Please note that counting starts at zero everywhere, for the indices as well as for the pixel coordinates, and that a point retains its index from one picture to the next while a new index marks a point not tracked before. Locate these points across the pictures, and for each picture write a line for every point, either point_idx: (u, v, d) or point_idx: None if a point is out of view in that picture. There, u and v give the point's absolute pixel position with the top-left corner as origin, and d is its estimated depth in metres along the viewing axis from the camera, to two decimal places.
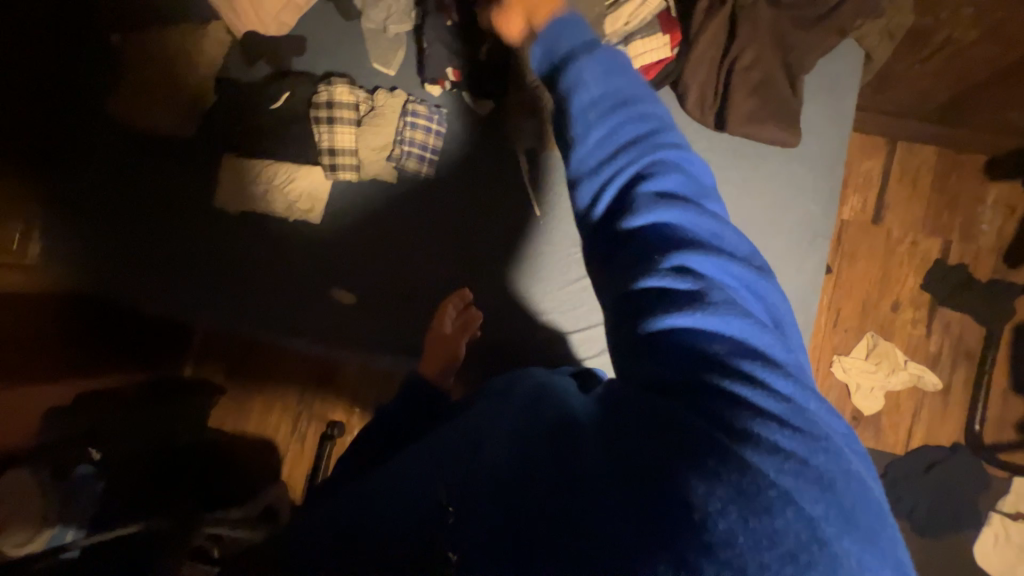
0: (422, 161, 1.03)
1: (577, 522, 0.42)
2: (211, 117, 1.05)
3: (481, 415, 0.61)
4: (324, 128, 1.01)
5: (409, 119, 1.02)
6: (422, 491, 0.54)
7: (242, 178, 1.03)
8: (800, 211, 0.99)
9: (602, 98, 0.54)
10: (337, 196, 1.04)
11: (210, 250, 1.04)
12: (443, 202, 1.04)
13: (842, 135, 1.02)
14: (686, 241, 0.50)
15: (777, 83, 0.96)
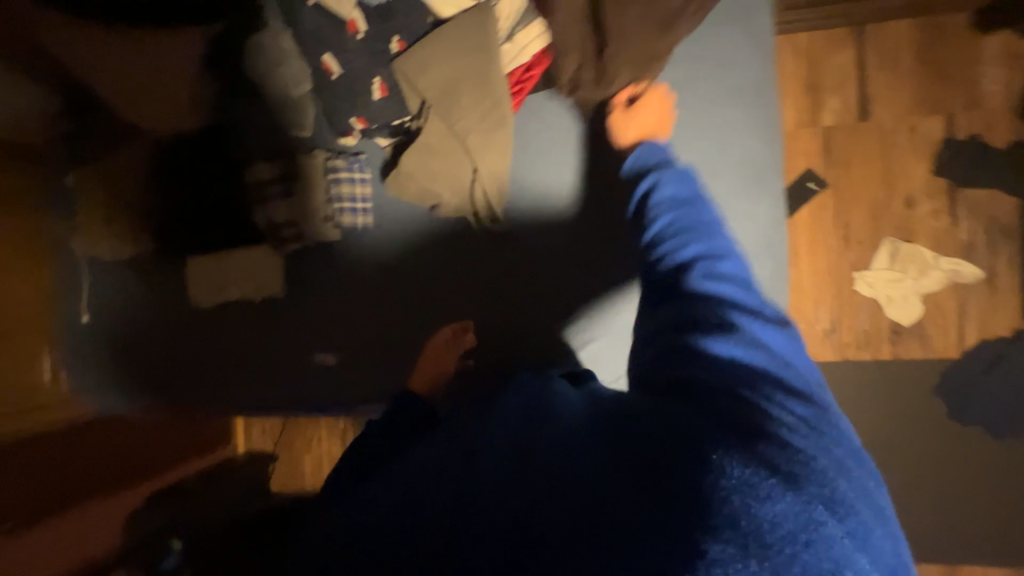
0: (355, 213, 1.09)
1: (597, 499, 0.47)
2: (162, 226, 1.11)
3: (459, 439, 0.65)
4: (260, 210, 1.09)
5: (331, 176, 1.07)
6: (428, 518, 0.55)
7: (207, 276, 1.13)
8: (733, 155, 1.05)
9: (674, 193, 0.85)
10: (290, 269, 1.12)
11: (210, 341, 1.15)
12: (389, 247, 1.10)
13: (758, 60, 1.05)
14: (733, 307, 0.67)
15: (680, 25, 0.99)
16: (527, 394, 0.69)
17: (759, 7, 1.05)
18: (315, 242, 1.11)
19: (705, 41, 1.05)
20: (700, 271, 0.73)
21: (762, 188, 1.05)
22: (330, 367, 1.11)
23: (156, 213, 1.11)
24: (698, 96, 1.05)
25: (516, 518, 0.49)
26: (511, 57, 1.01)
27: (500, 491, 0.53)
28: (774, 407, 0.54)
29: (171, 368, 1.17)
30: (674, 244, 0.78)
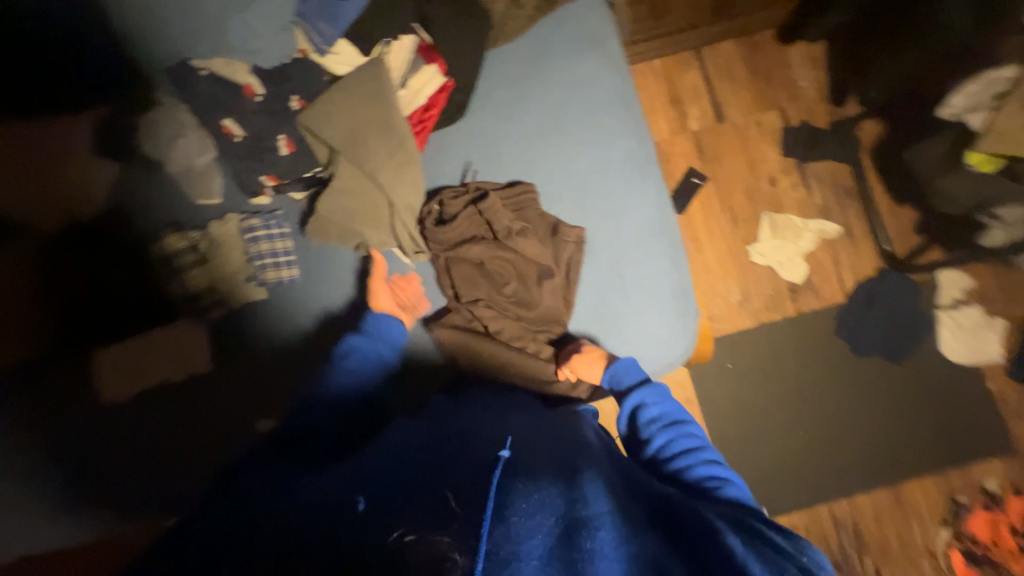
0: (279, 266, 1.12)
1: (587, 521, 0.63)
2: (55, 322, 1.07)
3: (486, 441, 0.80)
4: (171, 280, 1.10)
5: (249, 235, 1.12)
6: (433, 488, 0.66)
7: (113, 361, 1.07)
8: (613, 154, 1.21)
9: (659, 411, 1.02)
10: (205, 338, 1.09)
11: (115, 434, 1.07)
12: (315, 295, 1.13)
13: (612, 73, 1.25)
14: (718, 483, 0.92)
15: (546, 61, 1.24)
16: (439, 441, 0.82)
17: (603, 30, 1.26)
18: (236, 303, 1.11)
19: (565, 62, 1.23)
20: (700, 492, 0.91)
21: (643, 181, 1.22)
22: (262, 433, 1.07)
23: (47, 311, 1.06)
24: (574, 108, 1.23)
25: (541, 512, 0.62)
26: (409, 99, 1.16)
27: (541, 488, 0.67)
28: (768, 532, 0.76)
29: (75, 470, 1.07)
30: (667, 444, 0.98)
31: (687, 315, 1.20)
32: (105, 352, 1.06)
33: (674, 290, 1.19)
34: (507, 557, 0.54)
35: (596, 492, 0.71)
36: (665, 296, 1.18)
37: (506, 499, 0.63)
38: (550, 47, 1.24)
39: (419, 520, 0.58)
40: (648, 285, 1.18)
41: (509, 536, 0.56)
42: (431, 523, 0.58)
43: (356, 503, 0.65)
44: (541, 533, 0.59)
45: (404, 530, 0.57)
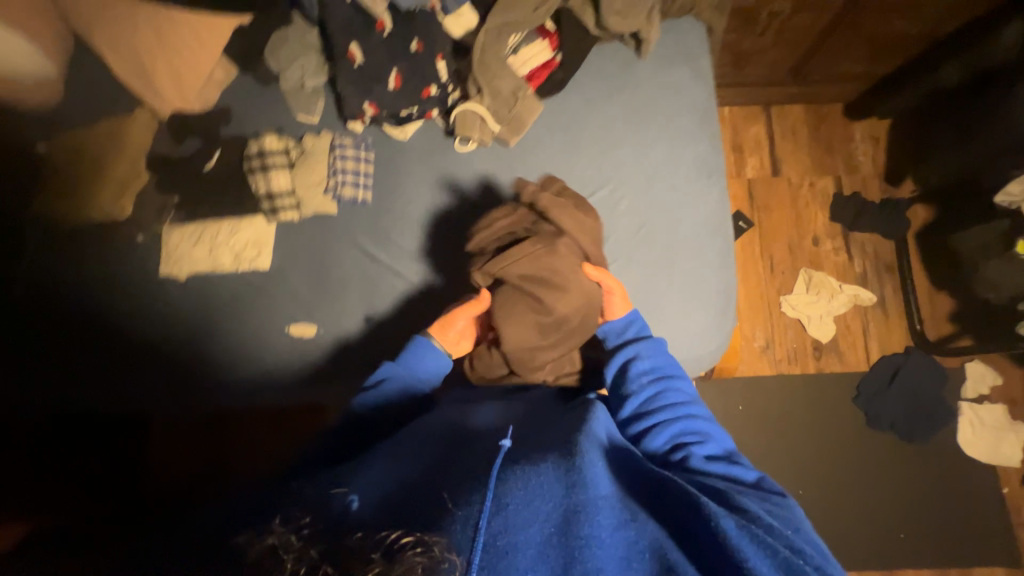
0: (359, 187, 0.85)
1: (586, 504, 0.46)
2: (149, 193, 0.90)
3: (487, 422, 0.61)
4: (261, 176, 0.85)
5: (338, 149, 0.86)
6: (468, 458, 0.52)
7: (188, 243, 0.89)
8: (773, 258, 1.38)
9: (654, 365, 0.69)
10: (285, 241, 0.87)
11: (154, 318, 0.87)
12: (388, 228, 0.86)
13: (794, 191, 1.42)
14: (729, 467, 0.60)
15: (737, 172, 1.44)
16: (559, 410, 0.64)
17: (798, 153, 1.44)
18: (313, 217, 0.87)
19: (753, 175, 1.44)
20: (663, 400, 0.67)
21: (798, 286, 1.35)
22: (314, 352, 0.84)
23: (147, 179, 0.90)
24: (752, 214, 1.42)
25: (544, 494, 0.46)
26: None
27: (553, 455, 0.50)
28: (749, 509, 0.51)
29: (103, 348, 0.87)
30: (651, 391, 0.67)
31: (806, 410, 1.29)
32: (172, 227, 0.90)
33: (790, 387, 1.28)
34: (506, 548, 0.41)
35: (654, 360, 0.70)
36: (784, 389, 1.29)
37: (501, 480, 0.47)
38: (744, 160, 1.45)
39: (417, 522, 0.43)
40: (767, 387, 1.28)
41: (508, 516, 0.43)
42: (425, 521, 0.44)
43: (351, 499, 0.47)
44: (535, 525, 0.44)
45: (356, 496, 0.48)
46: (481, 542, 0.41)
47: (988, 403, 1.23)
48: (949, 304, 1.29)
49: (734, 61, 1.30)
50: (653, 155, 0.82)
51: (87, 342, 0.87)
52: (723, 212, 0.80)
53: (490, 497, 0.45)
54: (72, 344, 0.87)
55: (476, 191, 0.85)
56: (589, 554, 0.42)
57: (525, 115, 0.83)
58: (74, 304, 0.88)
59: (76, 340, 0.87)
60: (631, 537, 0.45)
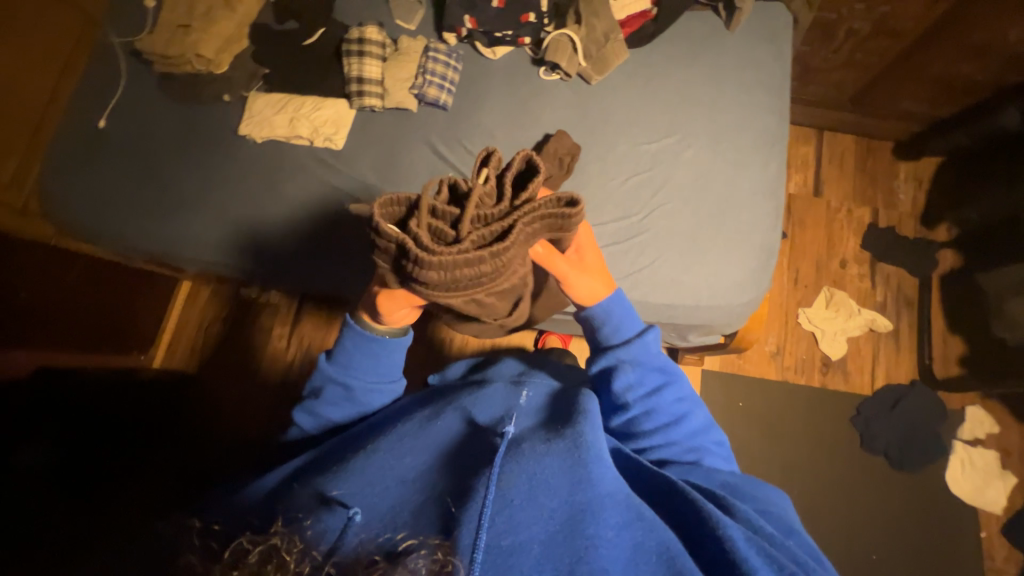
0: (442, 90, 0.90)
1: (589, 506, 0.48)
2: (245, 59, 0.97)
3: (490, 411, 0.62)
4: (355, 61, 0.90)
5: (431, 52, 0.91)
6: (475, 456, 0.53)
7: (271, 109, 0.93)
8: (798, 270, 1.42)
9: (640, 377, 0.65)
10: (361, 126, 0.92)
11: (220, 173, 0.93)
12: (460, 132, 0.90)
13: (833, 212, 1.46)
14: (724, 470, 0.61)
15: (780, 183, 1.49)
16: (560, 405, 0.64)
17: (844, 177, 1.47)
18: (392, 110, 0.92)
19: (795, 189, 1.48)
20: (657, 403, 0.64)
21: (812, 304, 1.39)
22: (365, 228, 0.89)
23: (248, 47, 0.97)
24: (787, 225, 1.46)
25: (548, 491, 0.48)
26: None
27: (556, 448, 0.52)
28: (747, 514, 0.53)
29: (170, 190, 0.94)
30: (641, 402, 0.64)
31: (802, 419, 1.31)
32: (259, 93, 0.95)
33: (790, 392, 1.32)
34: (510, 548, 0.44)
35: (643, 375, 0.65)
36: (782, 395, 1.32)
37: (504, 478, 0.48)
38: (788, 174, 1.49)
39: (423, 527, 0.45)
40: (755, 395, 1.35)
41: (512, 514, 0.46)
42: (431, 525, 0.45)
43: (349, 510, 0.47)
44: (539, 523, 0.46)
45: (355, 507, 0.47)
46: (485, 544, 0.43)
47: (981, 447, 1.25)
48: (960, 348, 1.33)
49: (802, 74, 1.35)
50: (723, 117, 0.87)
51: (157, 182, 0.94)
52: (779, 183, 0.85)
53: (494, 494, 0.47)
54: (143, 181, 0.95)
55: (551, 114, 0.89)
56: (596, 555, 0.44)
57: (613, 57, 0.88)
58: (155, 148, 0.96)
59: (149, 179, 0.95)
60: (637, 539, 0.48)
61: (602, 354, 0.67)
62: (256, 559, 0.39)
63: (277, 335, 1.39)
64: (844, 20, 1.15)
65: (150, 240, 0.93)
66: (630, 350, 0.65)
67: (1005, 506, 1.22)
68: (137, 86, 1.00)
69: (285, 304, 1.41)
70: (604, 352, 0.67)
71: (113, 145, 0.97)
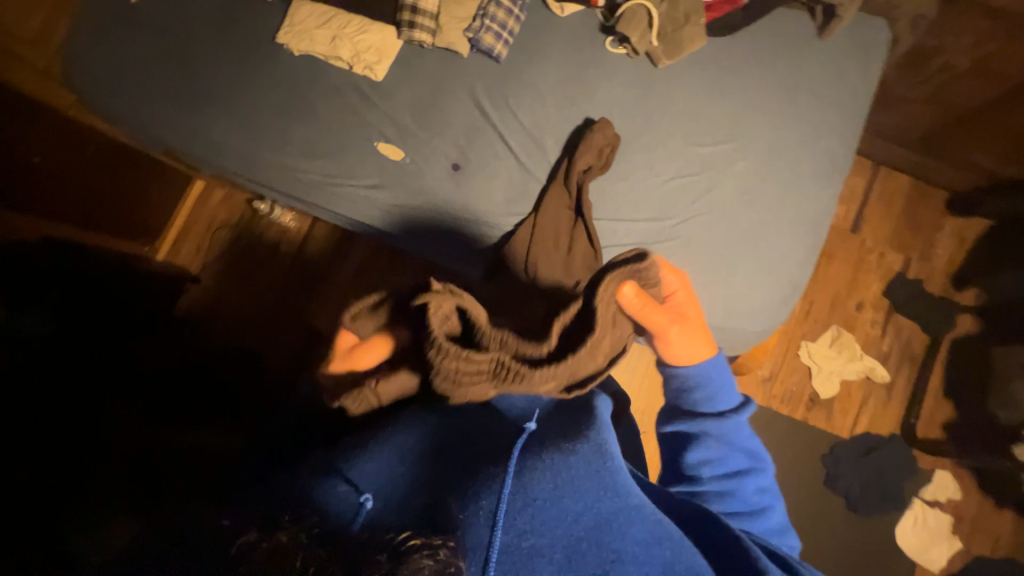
0: (498, 39, 0.83)
1: (616, 520, 0.47)
2: None
3: (513, 401, 0.65)
4: None
5: None
6: (491, 447, 0.54)
7: (314, 22, 0.87)
8: (812, 303, 1.39)
9: (723, 456, 0.64)
10: (405, 61, 0.86)
11: (249, 78, 0.88)
12: (508, 89, 0.84)
13: (865, 253, 1.40)
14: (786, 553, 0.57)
15: None
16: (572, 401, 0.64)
17: (887, 218, 1.41)
18: (441, 50, 0.86)
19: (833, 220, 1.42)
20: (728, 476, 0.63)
21: (816, 339, 1.37)
22: (388, 167, 0.84)
23: None
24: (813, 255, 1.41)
25: (572, 493, 0.48)
26: None
27: (580, 450, 0.52)
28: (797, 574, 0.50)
29: (194, 86, 0.89)
30: (713, 473, 0.64)
31: (775, 447, 1.33)
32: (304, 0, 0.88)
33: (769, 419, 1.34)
34: (529, 550, 0.43)
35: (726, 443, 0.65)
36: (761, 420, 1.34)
37: (526, 472, 0.49)
38: None
39: (424, 523, 0.44)
40: None
41: (533, 513, 0.45)
42: (447, 520, 0.44)
43: (362, 495, 0.49)
44: (561, 525, 0.45)
45: (369, 492, 0.49)
46: (502, 540, 0.44)
47: (937, 509, 1.28)
48: (949, 413, 1.32)
49: (878, 100, 1.25)
50: (787, 134, 0.81)
51: (182, 74, 0.89)
52: (827, 217, 0.80)
53: (515, 487, 0.47)
54: (168, 70, 0.90)
55: (609, 89, 0.83)
56: (618, 567, 0.44)
57: (688, 44, 0.81)
58: (185, 37, 0.90)
59: (174, 67, 0.90)
60: (668, 559, 0.46)
61: (686, 413, 0.69)
62: (263, 557, 0.35)
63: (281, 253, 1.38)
64: (942, 49, 1.05)
65: (166, 133, 0.89)
66: (724, 425, 0.66)
67: (943, 567, 1.26)
68: None
69: (295, 226, 1.39)
70: (690, 414, 0.68)
71: (142, 23, 0.91)
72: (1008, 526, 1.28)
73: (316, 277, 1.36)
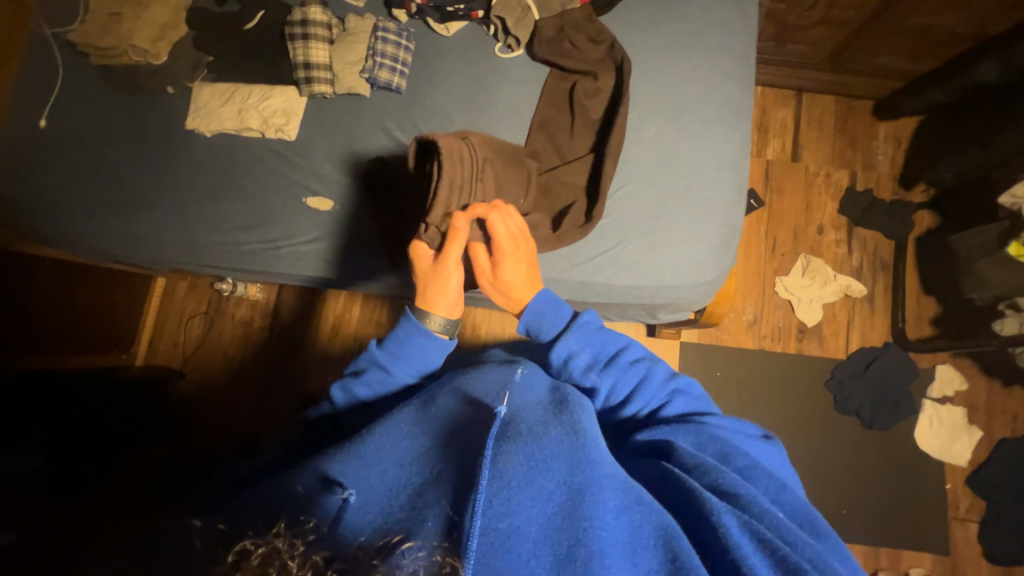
0: (394, 72, 0.87)
1: (591, 486, 0.43)
2: (184, 47, 0.92)
3: (486, 384, 0.56)
4: (298, 45, 0.87)
5: (380, 33, 0.87)
6: (471, 429, 0.49)
7: (217, 101, 0.90)
8: (775, 236, 1.39)
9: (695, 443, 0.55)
10: (315, 115, 0.89)
11: (168, 166, 0.90)
12: (421, 114, 0.88)
13: (812, 177, 1.42)
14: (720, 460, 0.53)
15: (759, 146, 1.44)
16: (550, 377, 0.60)
17: (821, 138, 1.44)
18: (344, 96, 0.89)
19: (770, 152, 1.44)
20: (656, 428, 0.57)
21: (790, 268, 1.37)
22: (318, 214, 0.86)
23: (186, 34, 0.93)
24: (765, 193, 1.42)
25: (546, 471, 0.43)
26: None
27: (555, 429, 0.48)
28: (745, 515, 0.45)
29: (115, 185, 0.91)
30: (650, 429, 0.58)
31: (779, 386, 1.31)
32: (203, 85, 0.91)
33: (766, 360, 1.32)
34: (507, 532, 0.39)
35: (644, 403, 0.62)
36: (760, 363, 1.32)
37: (501, 456, 0.43)
38: (764, 131, 1.45)
39: (420, 521, 0.41)
40: (738, 365, 1.32)
41: (510, 496, 0.41)
42: (435, 520, 0.40)
43: (347, 492, 0.45)
44: (537, 505, 0.41)
45: (354, 487, 0.45)
46: (480, 530, 0.38)
47: (949, 404, 1.29)
48: (933, 308, 1.34)
49: (778, 33, 1.29)
50: (685, 90, 0.85)
51: (100, 179, 0.91)
52: (745, 156, 0.85)
53: (489, 474, 0.42)
54: (85, 179, 0.91)
55: (512, 94, 0.88)
56: (593, 535, 0.40)
57: (572, 49, 0.86)
58: (98, 143, 0.92)
59: (91, 174, 0.91)
60: (637, 522, 0.43)
61: (693, 466, 0.50)
62: (258, 561, 0.35)
63: (257, 327, 1.27)
64: None
65: (100, 240, 0.90)
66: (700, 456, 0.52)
67: (970, 459, 1.27)
68: (72, 79, 0.94)
69: (263, 295, 1.28)
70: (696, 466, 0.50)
71: (51, 145, 0.93)
72: (1020, 401, 1.29)
73: (295, 345, 1.25)
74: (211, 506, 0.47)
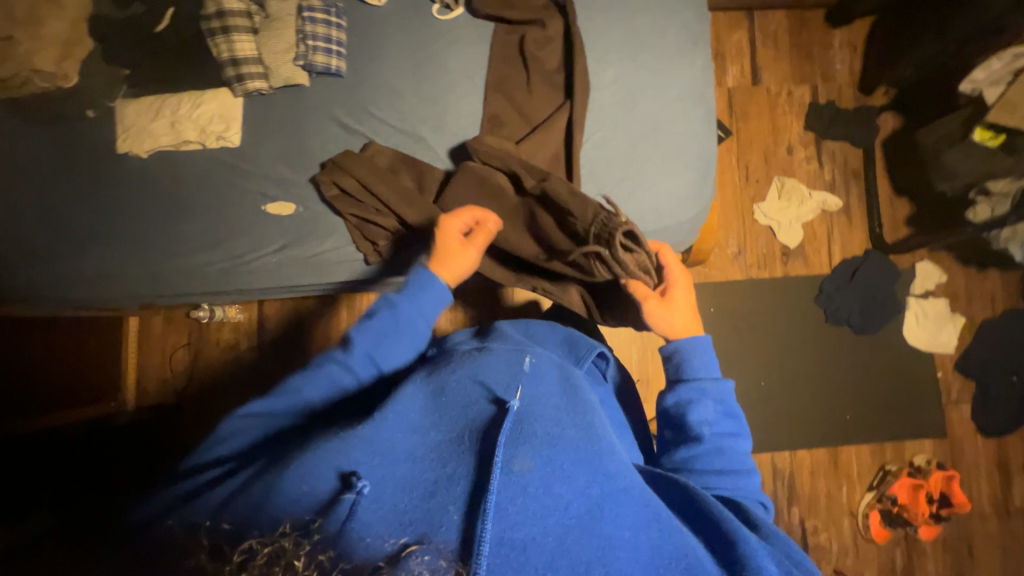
0: (330, 54, 0.81)
1: (607, 504, 0.44)
2: (95, 63, 0.84)
3: (497, 373, 0.55)
4: (220, 40, 0.80)
5: (307, 13, 0.81)
6: (485, 427, 0.48)
7: (145, 116, 0.83)
8: (747, 162, 1.39)
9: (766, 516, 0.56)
10: (255, 114, 0.83)
11: (108, 196, 0.84)
12: (368, 96, 0.83)
13: (775, 97, 1.41)
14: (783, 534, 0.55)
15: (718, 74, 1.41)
16: (558, 367, 0.61)
17: (779, 55, 1.42)
18: (283, 89, 0.83)
19: (730, 79, 1.41)
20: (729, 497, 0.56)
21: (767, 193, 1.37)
22: (280, 219, 0.82)
23: (94, 48, 0.85)
24: (731, 121, 1.40)
25: (564, 479, 0.44)
26: None
27: (569, 432, 0.49)
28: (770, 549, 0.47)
29: (55, 226, 0.84)
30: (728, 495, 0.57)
31: (771, 309, 1.34)
32: (126, 102, 0.84)
33: (755, 286, 1.34)
34: (522, 544, 0.40)
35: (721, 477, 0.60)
36: (750, 290, 1.34)
37: (516, 464, 0.44)
38: (721, 58, 1.41)
39: (436, 522, 0.40)
40: (729, 296, 1.34)
41: (524, 505, 0.42)
42: (451, 527, 0.40)
43: (357, 486, 0.43)
44: (553, 515, 0.42)
45: (365, 479, 0.43)
46: (493, 536, 0.39)
47: (932, 298, 1.34)
48: (906, 208, 1.36)
49: None
50: (638, 23, 0.82)
51: (36, 223, 0.84)
52: (710, 83, 0.82)
53: (503, 481, 0.42)
54: (19, 225, 0.84)
55: (459, 58, 0.83)
56: (611, 558, 0.40)
57: None
58: (25, 185, 0.85)
59: (25, 219, 0.85)
60: (654, 538, 0.44)
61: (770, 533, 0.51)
62: (264, 560, 0.33)
63: (244, 348, 1.23)
64: None
65: (51, 286, 0.84)
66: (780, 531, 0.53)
67: (957, 345, 1.33)
68: None
69: (243, 315, 1.24)
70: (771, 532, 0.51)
71: None
72: (998, 283, 1.34)
73: (287, 358, 1.22)
74: (209, 504, 0.45)
